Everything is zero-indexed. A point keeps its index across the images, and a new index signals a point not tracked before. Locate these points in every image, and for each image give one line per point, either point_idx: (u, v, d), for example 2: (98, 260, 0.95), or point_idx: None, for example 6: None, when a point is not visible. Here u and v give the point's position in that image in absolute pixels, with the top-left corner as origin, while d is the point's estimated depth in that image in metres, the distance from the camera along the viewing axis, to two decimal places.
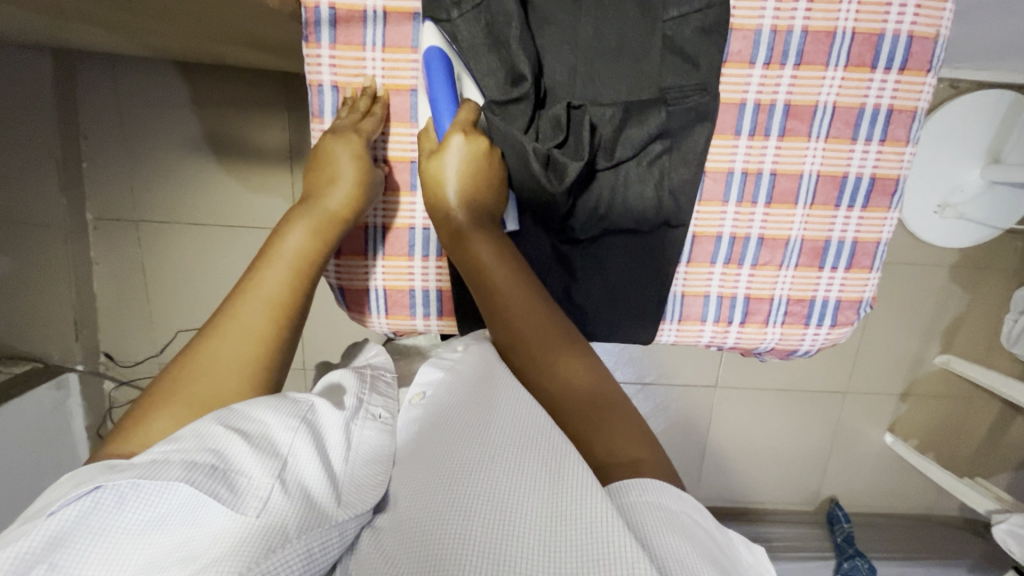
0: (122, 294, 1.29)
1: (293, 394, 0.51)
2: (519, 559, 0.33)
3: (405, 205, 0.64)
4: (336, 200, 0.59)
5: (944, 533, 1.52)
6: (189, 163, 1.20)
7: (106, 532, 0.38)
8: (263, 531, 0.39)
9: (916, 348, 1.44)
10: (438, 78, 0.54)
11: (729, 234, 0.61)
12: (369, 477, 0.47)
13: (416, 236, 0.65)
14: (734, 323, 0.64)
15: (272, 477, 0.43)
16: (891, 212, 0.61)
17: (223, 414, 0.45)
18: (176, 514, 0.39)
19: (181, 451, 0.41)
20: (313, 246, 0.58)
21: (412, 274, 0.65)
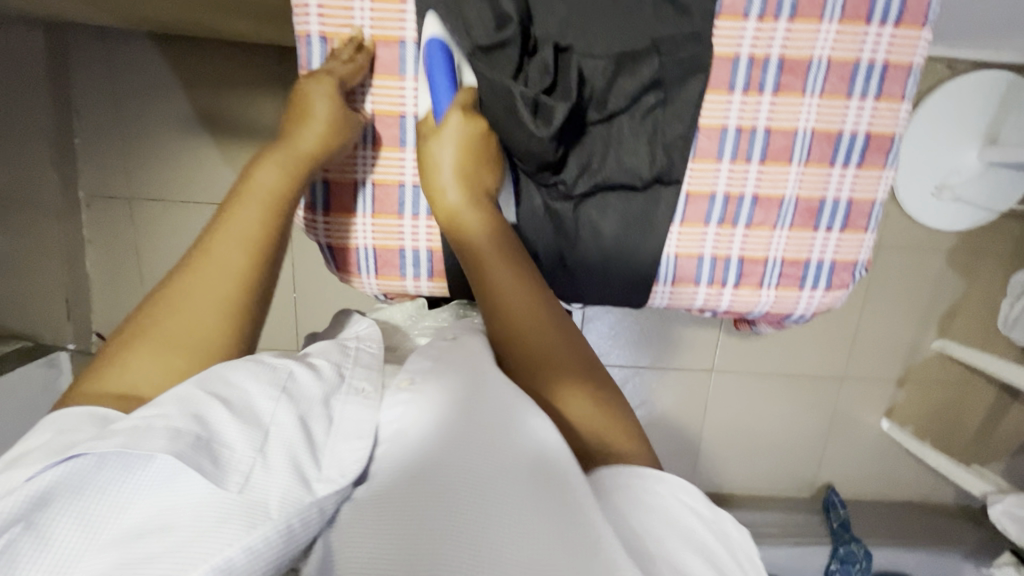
0: (115, 273, 1.28)
1: (272, 361, 0.49)
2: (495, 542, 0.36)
3: (394, 160, 0.63)
4: (309, 140, 0.58)
5: (941, 519, 1.52)
6: (183, 140, 1.20)
7: (82, 505, 0.36)
8: (247, 509, 0.38)
9: (913, 333, 1.43)
10: (440, 69, 0.54)
11: (723, 193, 0.60)
12: (351, 451, 0.44)
13: (405, 193, 0.63)
14: (728, 285, 0.63)
15: (255, 451, 0.41)
16: (886, 171, 0.60)
17: (202, 380, 0.44)
18: (154, 485, 0.38)
19: (164, 417, 0.40)
20: (285, 186, 0.57)
21: (402, 234, 0.64)
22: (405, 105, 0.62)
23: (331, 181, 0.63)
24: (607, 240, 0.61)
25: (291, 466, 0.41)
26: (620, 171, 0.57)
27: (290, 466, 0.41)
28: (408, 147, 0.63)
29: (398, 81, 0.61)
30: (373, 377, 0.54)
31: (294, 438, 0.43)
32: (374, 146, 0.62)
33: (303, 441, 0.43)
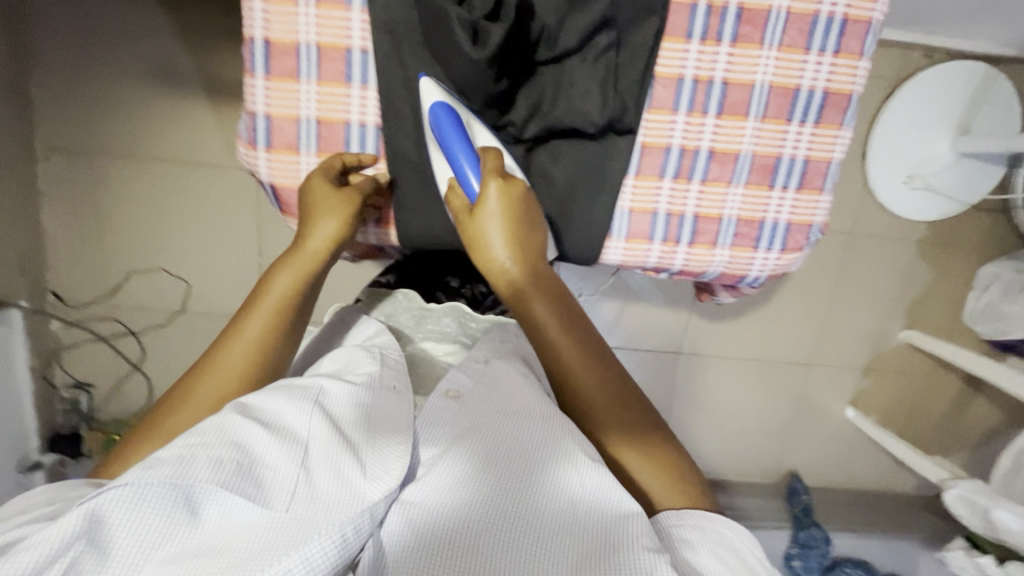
0: (75, 232, 1.25)
1: (302, 381, 0.58)
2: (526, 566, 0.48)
3: (339, 96, 0.60)
4: (318, 242, 0.62)
5: (902, 508, 1.54)
6: (148, 95, 1.16)
7: (147, 519, 0.46)
8: (291, 521, 0.47)
9: (881, 323, 1.45)
10: (455, 139, 0.54)
11: (679, 146, 0.59)
12: (391, 449, 0.54)
13: (351, 133, 0.61)
14: (682, 243, 0.62)
15: (296, 467, 0.50)
16: (842, 130, 0.60)
17: (242, 409, 0.53)
18: (209, 503, 0.47)
19: (205, 445, 0.49)
20: (293, 290, 0.62)
21: (348, 175, 0.63)
22: (351, 36, 0.58)
23: (272, 117, 0.60)
24: (558, 189, 0.60)
25: (332, 474, 0.50)
26: (569, 115, 0.55)
27: (332, 474, 0.50)
28: (354, 82, 0.59)
29: (342, 9, 0.57)
30: (402, 378, 0.65)
31: (330, 449, 0.52)
32: (318, 81, 0.59)
33: (343, 454, 0.52)
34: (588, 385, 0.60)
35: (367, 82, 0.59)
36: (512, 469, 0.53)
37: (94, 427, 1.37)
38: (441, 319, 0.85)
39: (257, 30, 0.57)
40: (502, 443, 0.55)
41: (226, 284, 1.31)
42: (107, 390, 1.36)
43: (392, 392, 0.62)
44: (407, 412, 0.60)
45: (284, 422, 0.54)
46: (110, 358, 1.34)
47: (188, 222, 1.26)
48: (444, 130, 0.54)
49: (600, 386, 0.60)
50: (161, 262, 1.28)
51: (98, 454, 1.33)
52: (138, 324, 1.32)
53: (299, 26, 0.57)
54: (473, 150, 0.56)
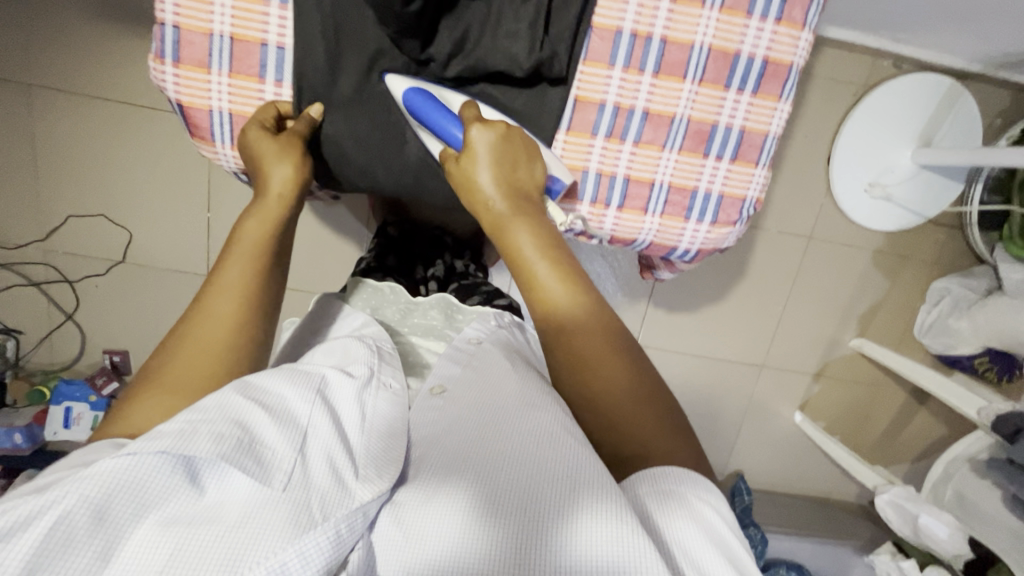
0: (11, 168, 1.19)
1: (305, 367, 0.55)
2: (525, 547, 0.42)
3: (257, 13, 0.58)
4: (276, 183, 0.59)
5: (841, 515, 1.55)
6: (96, 29, 1.11)
7: (141, 488, 0.42)
8: (292, 508, 0.44)
9: (834, 330, 1.45)
10: (428, 109, 0.54)
11: (613, 103, 0.57)
12: (385, 451, 0.52)
13: (268, 55, 0.59)
14: (612, 206, 0.61)
15: (294, 452, 0.48)
16: (781, 103, 0.59)
17: (241, 386, 0.49)
18: (212, 477, 0.45)
19: (208, 422, 0.45)
20: (268, 232, 0.58)
21: (262, 99, 0.61)
22: None
23: (181, 28, 0.58)
24: None
25: (328, 468, 0.48)
26: (490, 52, 0.52)
27: (329, 469, 0.48)
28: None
29: None
30: (399, 374, 0.63)
31: (330, 443, 0.50)
32: None
33: (340, 448, 0.50)
34: (612, 380, 0.50)
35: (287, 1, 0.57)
36: (543, 473, 0.47)
37: (21, 376, 1.31)
38: (428, 311, 0.85)
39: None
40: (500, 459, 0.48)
41: (172, 237, 1.26)
42: (38, 338, 1.30)
43: (388, 393, 0.59)
44: (404, 411, 0.58)
45: (286, 406, 0.51)
46: (42, 305, 1.28)
47: (133, 167, 1.21)
48: (420, 107, 0.54)
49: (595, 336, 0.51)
50: (104, 208, 1.23)
51: (22, 405, 1.28)
52: (74, 272, 1.27)
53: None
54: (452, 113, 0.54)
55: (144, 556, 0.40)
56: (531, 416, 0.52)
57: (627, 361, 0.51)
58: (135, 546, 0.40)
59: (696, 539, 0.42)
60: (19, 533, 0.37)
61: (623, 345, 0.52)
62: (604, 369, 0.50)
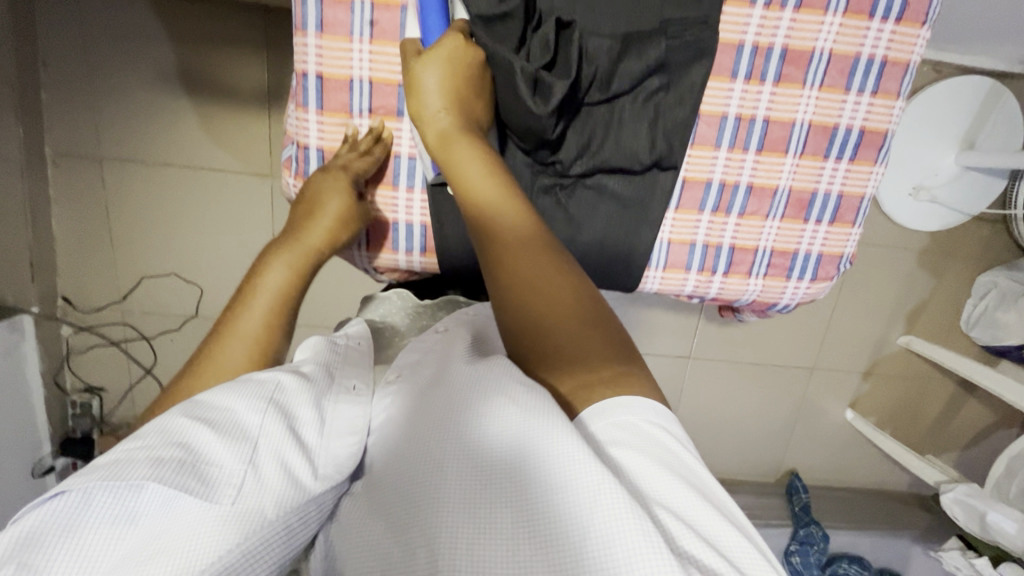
0: (86, 238, 1.23)
1: (258, 373, 0.47)
2: (466, 476, 0.40)
3: (391, 130, 0.63)
4: (317, 238, 0.62)
5: (895, 505, 1.60)
6: (158, 99, 1.15)
7: (70, 534, 0.35)
8: (239, 520, 0.38)
9: (882, 329, 1.49)
10: (428, 1, 0.58)
11: (719, 181, 0.61)
12: (345, 447, 0.48)
13: (401, 164, 0.66)
14: (718, 273, 0.64)
15: (244, 463, 0.41)
16: (876, 167, 0.62)
17: (189, 407, 0.44)
18: (152, 505, 0.37)
19: (145, 448, 0.39)
20: (290, 285, 0.60)
21: (396, 206, 0.67)
22: None
23: (324, 150, 0.64)
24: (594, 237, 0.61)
25: (283, 472, 0.42)
26: (614, 156, 0.59)
27: (283, 471, 0.42)
28: (405, 116, 0.63)
29: (397, 48, 0.60)
30: (364, 377, 0.57)
31: (280, 441, 0.44)
32: (369, 115, 0.63)
33: (292, 446, 0.44)
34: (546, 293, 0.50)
35: None
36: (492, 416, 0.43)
37: (107, 431, 1.37)
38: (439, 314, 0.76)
39: (311, 67, 0.60)
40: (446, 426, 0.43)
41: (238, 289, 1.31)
42: (119, 394, 1.37)
43: (351, 392, 0.53)
44: (366, 405, 0.53)
45: (235, 417, 0.44)
46: (122, 362, 1.34)
47: (199, 227, 1.25)
48: None
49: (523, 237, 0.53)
50: (173, 265, 1.28)
51: None
52: (150, 329, 1.32)
53: (352, 65, 0.60)
54: (443, 12, 0.58)
55: None
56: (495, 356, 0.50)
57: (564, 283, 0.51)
58: None
59: (687, 498, 0.38)
60: None
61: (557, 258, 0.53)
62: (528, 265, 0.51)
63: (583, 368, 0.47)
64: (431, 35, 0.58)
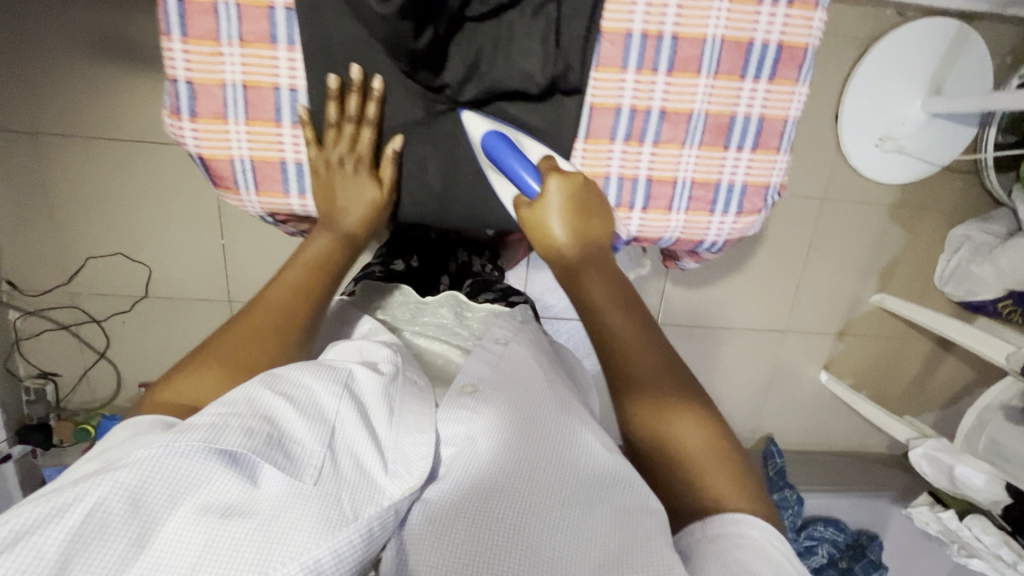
0: (25, 218, 1.20)
1: (334, 362, 0.57)
2: (557, 489, 0.50)
3: (265, 59, 0.59)
4: (353, 223, 0.69)
5: (874, 468, 1.57)
6: (87, 68, 1.11)
7: (174, 475, 0.43)
8: (320, 499, 0.45)
9: (855, 288, 1.45)
10: (509, 155, 0.60)
11: (629, 106, 0.62)
12: (415, 446, 0.53)
13: (281, 98, 0.61)
14: (636, 208, 0.66)
15: (323, 447, 0.49)
16: (797, 86, 0.63)
17: (269, 380, 0.52)
18: (252, 471, 0.46)
19: (239, 417, 0.47)
20: (326, 256, 0.68)
21: (281, 145, 0.63)
22: None
23: (194, 83, 0.59)
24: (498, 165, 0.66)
25: (355, 464, 0.50)
26: (502, 76, 0.60)
27: (355, 464, 0.50)
28: (280, 43, 0.59)
29: None
30: (421, 374, 0.66)
31: (354, 434, 0.52)
32: (239, 43, 0.58)
33: (365, 439, 0.52)
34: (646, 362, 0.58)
35: (294, 42, 0.59)
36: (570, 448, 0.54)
37: (65, 417, 1.35)
38: (438, 310, 0.90)
39: None
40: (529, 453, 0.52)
41: (189, 267, 1.28)
42: (74, 379, 1.34)
43: (413, 386, 0.62)
44: (426, 402, 0.59)
45: (314, 400, 0.53)
46: (75, 346, 1.31)
47: (141, 203, 1.22)
48: (500, 150, 0.61)
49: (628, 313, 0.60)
50: (119, 244, 1.24)
51: (69, 444, 1.33)
52: (101, 311, 1.29)
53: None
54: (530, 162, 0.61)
55: (177, 545, 0.41)
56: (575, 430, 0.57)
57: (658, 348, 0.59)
58: (170, 536, 0.41)
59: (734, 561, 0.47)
60: (62, 515, 0.39)
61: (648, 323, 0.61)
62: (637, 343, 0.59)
63: (670, 412, 0.55)
64: (529, 187, 0.62)
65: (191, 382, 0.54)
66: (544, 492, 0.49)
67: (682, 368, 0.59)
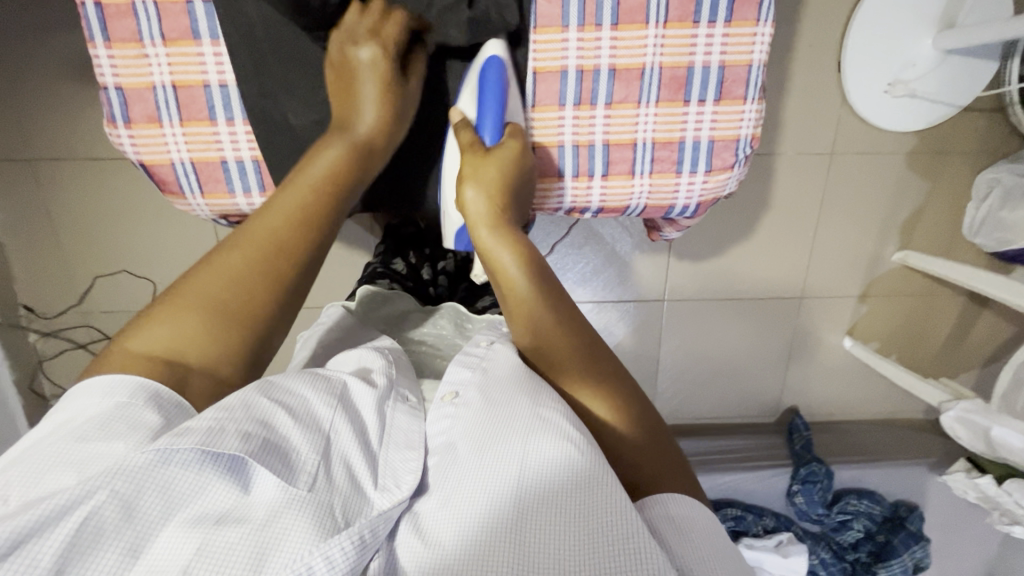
0: (34, 244, 1.24)
1: (327, 372, 0.56)
2: (544, 497, 0.46)
3: (193, 58, 0.66)
4: (365, 125, 0.66)
5: (910, 434, 1.49)
6: (74, 92, 1.13)
7: (168, 482, 0.41)
8: (315, 506, 0.44)
9: (874, 247, 1.37)
10: (492, 91, 0.67)
11: (575, 67, 0.68)
12: (403, 463, 0.52)
13: (212, 94, 0.68)
14: (596, 175, 0.73)
15: (318, 454, 0.48)
16: (759, 26, 0.68)
17: (265, 387, 0.50)
18: (250, 476, 0.44)
19: (234, 420, 0.45)
20: (339, 163, 0.64)
21: (220, 143, 0.70)
22: None
23: (125, 89, 0.67)
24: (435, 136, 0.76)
25: (348, 474, 0.49)
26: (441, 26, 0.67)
27: (348, 476, 0.48)
28: (203, 39, 0.66)
29: None
30: (415, 392, 0.64)
31: (347, 448, 0.50)
32: (164, 43, 0.65)
33: (358, 454, 0.50)
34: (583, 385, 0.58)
35: (216, 36, 0.65)
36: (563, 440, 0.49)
37: None
38: (438, 320, 0.86)
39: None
40: (529, 444, 0.48)
41: None
42: None
43: (405, 406, 0.60)
44: (421, 422, 0.58)
45: (309, 409, 0.51)
46: None
47: (139, 220, 1.24)
48: (488, 83, 0.67)
49: (561, 326, 0.60)
50: (123, 262, 1.28)
51: None
52: (114, 328, 1.33)
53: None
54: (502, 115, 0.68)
55: (173, 552, 0.39)
56: (539, 411, 0.52)
57: (600, 375, 0.59)
58: (162, 544, 0.39)
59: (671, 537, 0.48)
60: (48, 529, 0.37)
61: (597, 351, 0.60)
62: (574, 369, 0.59)
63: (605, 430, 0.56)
64: (487, 132, 0.69)
65: (155, 322, 0.51)
66: (529, 494, 0.46)
67: (627, 387, 0.59)
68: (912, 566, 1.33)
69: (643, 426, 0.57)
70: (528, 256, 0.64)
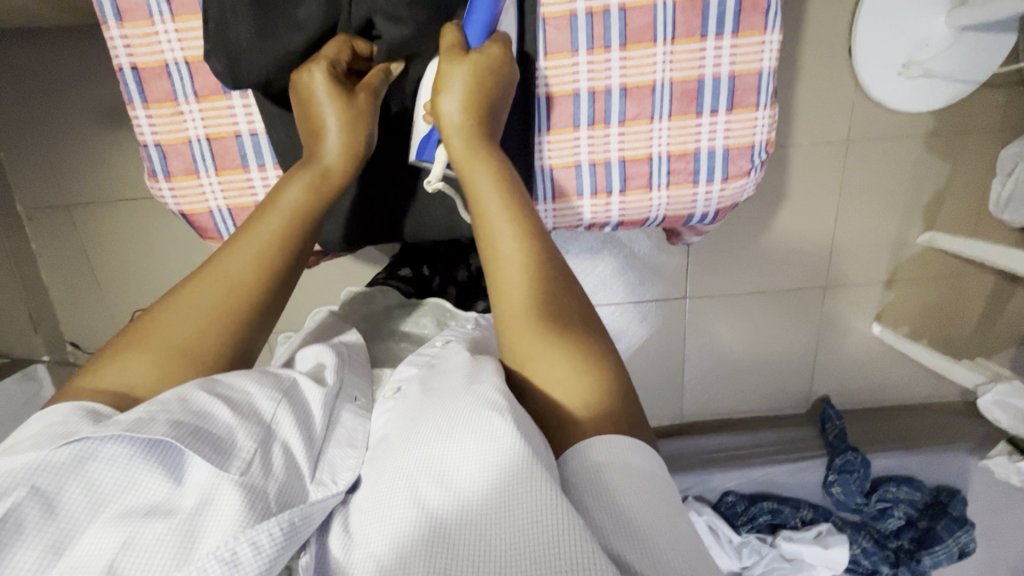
0: (75, 284, 1.30)
1: (276, 370, 0.54)
2: (478, 478, 0.43)
3: (225, 112, 0.71)
4: (331, 153, 0.65)
5: (948, 417, 1.46)
6: (103, 138, 1.18)
7: (91, 475, 0.41)
8: (244, 493, 0.43)
9: (897, 230, 1.35)
10: (482, 3, 0.64)
11: (587, 89, 0.71)
12: (345, 459, 0.51)
13: (243, 142, 0.73)
14: (614, 192, 0.75)
15: (254, 441, 0.46)
16: (767, 34, 0.70)
17: (207, 383, 0.49)
18: (174, 469, 0.44)
19: (166, 411, 0.44)
20: (310, 201, 0.63)
21: (252, 186, 0.75)
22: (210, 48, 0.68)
23: (163, 144, 0.72)
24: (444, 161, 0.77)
25: (285, 463, 0.47)
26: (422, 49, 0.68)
27: (287, 464, 0.47)
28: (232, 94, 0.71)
29: (197, 19, 0.67)
30: (364, 390, 0.63)
31: (286, 437, 0.49)
32: (197, 99, 0.70)
33: (299, 446, 0.49)
34: (545, 342, 0.52)
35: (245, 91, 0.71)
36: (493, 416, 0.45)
37: None
38: (420, 319, 0.86)
39: (125, 61, 0.68)
40: (457, 421, 0.46)
41: None
42: None
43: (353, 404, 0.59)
44: (367, 422, 0.57)
45: (250, 401, 0.49)
46: None
47: (170, 254, 1.29)
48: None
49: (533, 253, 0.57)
50: (158, 295, 1.33)
51: None
52: None
53: (163, 48, 0.68)
54: (487, 31, 0.65)
55: (95, 544, 0.39)
56: (475, 391, 0.49)
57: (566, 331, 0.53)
58: (87, 538, 0.39)
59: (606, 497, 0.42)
60: None
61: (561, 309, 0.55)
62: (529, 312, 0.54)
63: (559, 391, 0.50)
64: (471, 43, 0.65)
65: (126, 360, 0.52)
66: (464, 477, 0.43)
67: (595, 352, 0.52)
68: (957, 552, 1.30)
69: (607, 410, 0.48)
70: (506, 185, 0.61)
